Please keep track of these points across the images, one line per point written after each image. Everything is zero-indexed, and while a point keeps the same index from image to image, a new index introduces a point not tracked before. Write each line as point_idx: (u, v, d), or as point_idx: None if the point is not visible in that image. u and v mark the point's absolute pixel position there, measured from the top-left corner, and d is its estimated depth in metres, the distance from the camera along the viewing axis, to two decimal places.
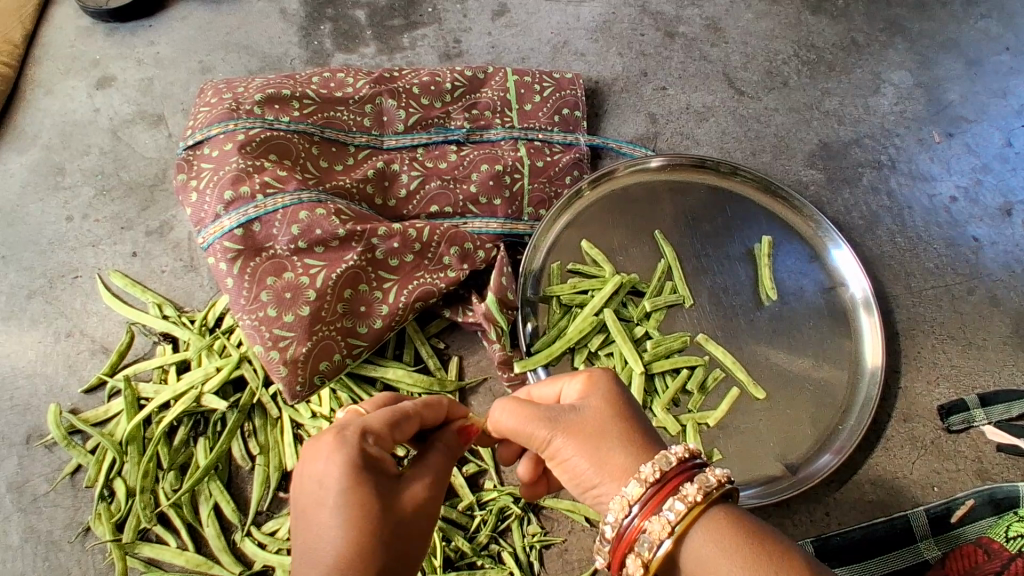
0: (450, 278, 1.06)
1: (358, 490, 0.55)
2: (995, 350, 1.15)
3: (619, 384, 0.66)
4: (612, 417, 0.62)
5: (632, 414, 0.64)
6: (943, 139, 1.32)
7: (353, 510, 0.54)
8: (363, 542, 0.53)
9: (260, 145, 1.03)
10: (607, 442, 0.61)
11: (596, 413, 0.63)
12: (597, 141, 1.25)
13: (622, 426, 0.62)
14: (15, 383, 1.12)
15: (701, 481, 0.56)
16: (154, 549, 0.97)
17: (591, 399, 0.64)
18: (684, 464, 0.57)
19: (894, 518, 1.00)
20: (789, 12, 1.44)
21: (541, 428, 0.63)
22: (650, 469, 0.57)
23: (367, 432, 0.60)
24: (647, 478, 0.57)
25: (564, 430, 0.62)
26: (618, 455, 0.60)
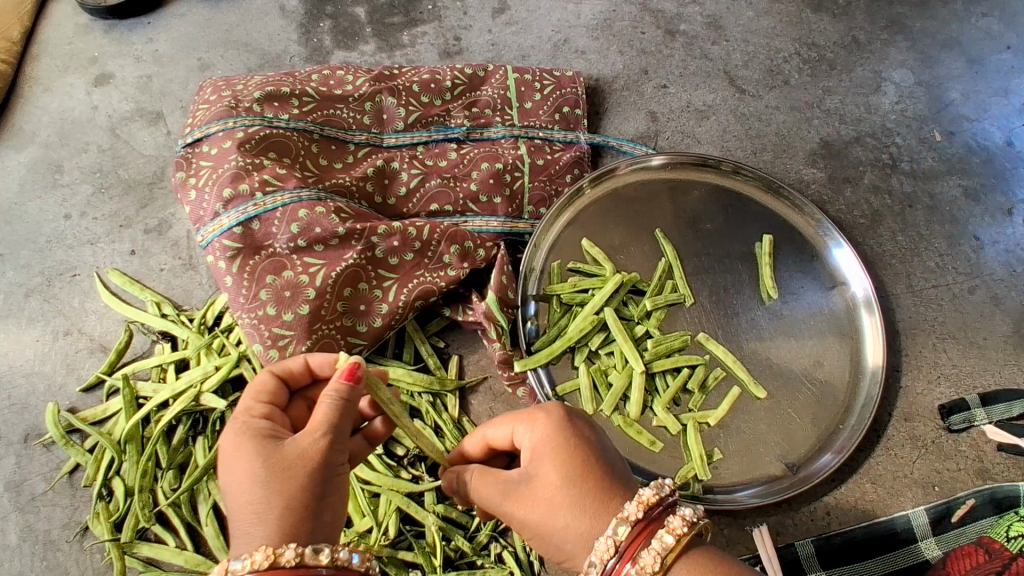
0: (450, 277, 1.05)
1: (239, 459, 0.61)
2: (996, 350, 1.15)
3: (566, 433, 0.66)
4: (566, 478, 0.63)
5: (581, 466, 0.64)
6: (945, 138, 1.32)
7: (237, 477, 0.60)
8: (252, 496, 0.59)
9: (260, 142, 1.03)
10: (562, 512, 0.62)
11: (549, 476, 0.63)
12: (598, 140, 1.24)
13: (578, 485, 0.62)
14: (13, 381, 1.11)
15: (679, 519, 0.59)
16: (152, 548, 0.97)
17: (543, 459, 0.65)
18: (662, 501, 0.60)
19: (895, 518, 1.00)
20: (790, 11, 1.44)
21: (504, 507, 0.66)
22: (633, 508, 0.59)
23: (244, 415, 0.66)
24: (632, 515, 0.59)
25: (523, 507, 0.64)
26: (572, 524, 0.61)
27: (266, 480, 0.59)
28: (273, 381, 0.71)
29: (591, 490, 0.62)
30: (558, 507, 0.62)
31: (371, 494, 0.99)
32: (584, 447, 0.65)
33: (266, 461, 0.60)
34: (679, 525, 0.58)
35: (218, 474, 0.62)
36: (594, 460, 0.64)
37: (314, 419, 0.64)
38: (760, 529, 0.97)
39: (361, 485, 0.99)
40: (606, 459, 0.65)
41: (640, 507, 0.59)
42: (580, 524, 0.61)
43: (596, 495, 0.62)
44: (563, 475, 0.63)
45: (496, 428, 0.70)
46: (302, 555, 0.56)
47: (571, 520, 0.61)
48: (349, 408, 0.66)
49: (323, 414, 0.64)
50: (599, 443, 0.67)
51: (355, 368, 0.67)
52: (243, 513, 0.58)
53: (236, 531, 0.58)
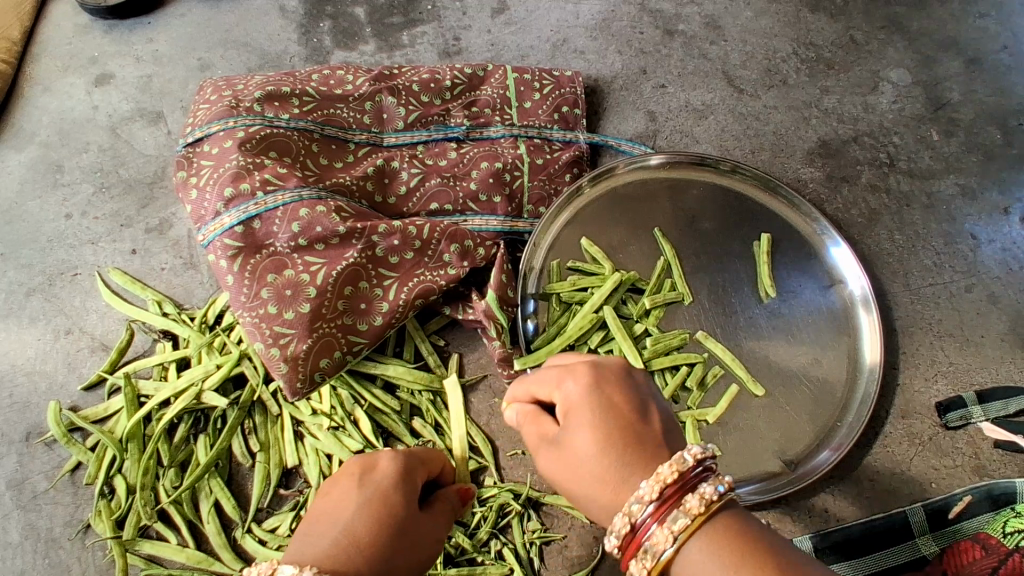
0: (450, 276, 1.06)
1: (373, 488, 0.69)
2: (993, 348, 1.16)
3: (602, 401, 0.63)
4: (602, 442, 0.60)
5: (614, 432, 0.61)
6: (942, 137, 1.33)
7: (360, 494, 0.67)
8: (359, 517, 0.64)
9: (260, 142, 1.03)
10: (594, 477, 0.60)
11: (587, 440, 0.61)
12: (597, 138, 1.25)
13: (611, 450, 0.60)
14: (15, 380, 1.12)
15: (698, 498, 0.54)
16: (154, 546, 0.97)
17: (580, 420, 0.62)
18: (681, 478, 0.56)
19: (894, 514, 1.01)
20: (788, 10, 1.45)
21: (544, 460, 0.65)
22: (648, 487, 0.56)
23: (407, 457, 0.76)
24: (645, 496, 0.56)
25: (557, 463, 0.63)
26: (597, 487, 0.60)
27: (375, 515, 0.65)
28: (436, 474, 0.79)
29: (621, 460, 0.59)
30: (589, 473, 0.61)
31: None
32: (620, 410, 0.63)
33: (392, 504, 0.67)
34: (695, 505, 0.54)
35: (348, 479, 0.70)
36: (629, 423, 0.62)
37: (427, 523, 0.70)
38: None
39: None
40: (644, 421, 0.63)
41: (654, 487, 0.56)
42: (606, 495, 0.59)
43: (623, 466, 0.59)
44: (597, 439, 0.61)
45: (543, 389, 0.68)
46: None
47: (600, 484, 0.60)
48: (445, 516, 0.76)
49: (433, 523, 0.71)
50: (640, 414, 0.63)
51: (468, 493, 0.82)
52: (337, 523, 0.63)
53: (326, 527, 0.63)
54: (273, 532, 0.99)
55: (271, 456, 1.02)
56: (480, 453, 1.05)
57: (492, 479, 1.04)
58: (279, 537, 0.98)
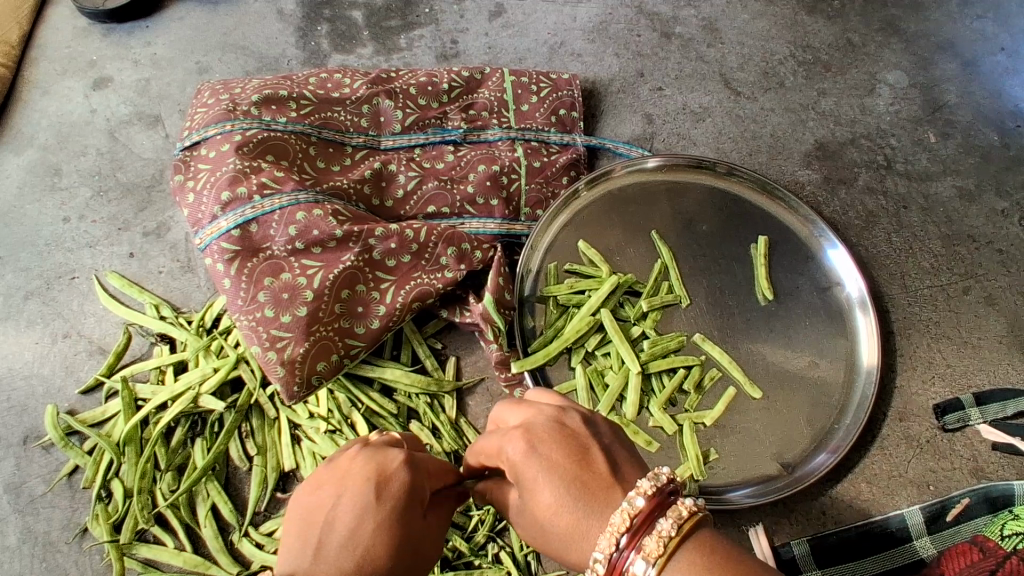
0: (447, 279, 1.06)
1: (387, 506, 0.56)
2: (990, 350, 1.16)
3: (541, 462, 0.59)
4: (559, 507, 0.57)
5: (560, 495, 0.57)
6: (939, 139, 1.33)
7: (375, 509, 0.55)
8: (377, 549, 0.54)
9: (257, 145, 1.03)
10: (560, 539, 0.57)
11: (542, 505, 0.58)
12: (594, 142, 1.25)
13: (569, 510, 0.57)
14: (13, 384, 1.12)
15: (656, 539, 0.53)
16: (151, 549, 0.97)
17: (528, 485, 0.59)
18: (637, 523, 0.54)
19: (891, 518, 1.01)
20: (785, 13, 1.45)
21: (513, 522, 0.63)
22: (605, 542, 0.54)
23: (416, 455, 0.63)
24: (605, 552, 0.54)
25: (522, 527, 0.61)
26: (563, 549, 0.57)
27: (393, 541, 0.55)
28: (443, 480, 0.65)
29: (574, 519, 0.56)
30: (555, 537, 0.58)
31: None
32: (571, 465, 0.58)
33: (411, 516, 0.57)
34: (654, 547, 0.52)
35: (361, 470, 0.58)
36: (581, 476, 0.58)
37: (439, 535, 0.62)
38: (756, 529, 1.01)
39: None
40: (598, 465, 0.59)
41: (610, 540, 0.54)
42: (571, 555, 0.57)
43: (576, 525, 0.56)
44: (554, 502, 0.57)
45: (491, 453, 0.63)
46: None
47: (566, 546, 0.57)
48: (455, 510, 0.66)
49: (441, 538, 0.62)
50: (585, 463, 0.59)
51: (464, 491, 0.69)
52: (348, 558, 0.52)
53: (336, 542, 0.53)
54: (270, 536, 0.99)
55: (268, 460, 1.02)
56: None
57: None
58: (276, 540, 0.98)
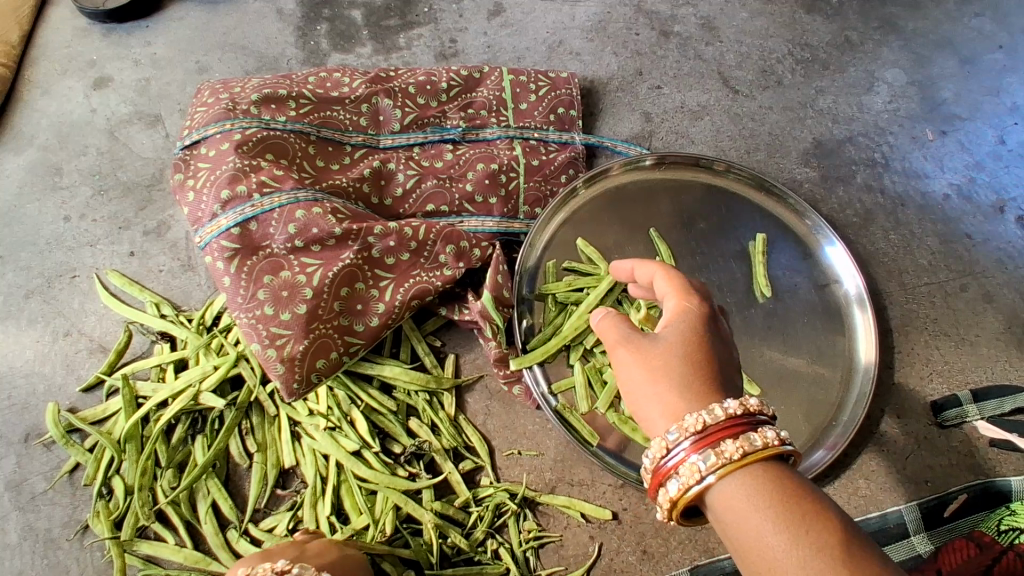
0: (446, 276, 1.06)
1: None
2: (987, 346, 1.16)
3: (707, 332, 0.66)
4: (682, 358, 0.64)
5: (704, 362, 0.64)
6: (937, 137, 1.33)
7: None
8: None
9: (257, 144, 1.04)
10: (667, 380, 0.63)
11: (679, 354, 0.64)
12: (592, 141, 1.25)
13: (688, 368, 0.63)
14: (13, 382, 1.12)
15: (720, 454, 0.57)
16: (151, 546, 0.98)
17: (677, 336, 0.66)
18: (708, 430, 0.58)
19: (888, 513, 1.03)
20: (783, 12, 1.45)
21: (624, 347, 0.67)
22: (658, 445, 0.60)
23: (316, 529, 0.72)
24: (658, 452, 0.60)
25: (639, 354, 0.65)
26: (671, 394, 0.62)
27: None
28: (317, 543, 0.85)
29: (700, 383, 0.63)
30: (661, 376, 0.63)
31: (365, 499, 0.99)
32: (710, 342, 0.66)
33: None
34: (695, 472, 0.57)
35: None
36: (708, 358, 0.65)
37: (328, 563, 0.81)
38: None
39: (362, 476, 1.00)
40: (722, 361, 0.66)
41: (661, 448, 0.60)
42: (680, 401, 0.62)
43: (702, 386, 0.62)
44: (682, 354, 0.64)
45: (654, 291, 0.71)
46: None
47: (668, 390, 0.62)
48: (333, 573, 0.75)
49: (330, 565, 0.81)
50: (724, 361, 0.66)
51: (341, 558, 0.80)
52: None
53: None
54: (270, 532, 0.99)
55: (268, 457, 1.02)
56: (476, 453, 1.06)
57: (488, 478, 1.04)
58: (277, 535, 0.98)
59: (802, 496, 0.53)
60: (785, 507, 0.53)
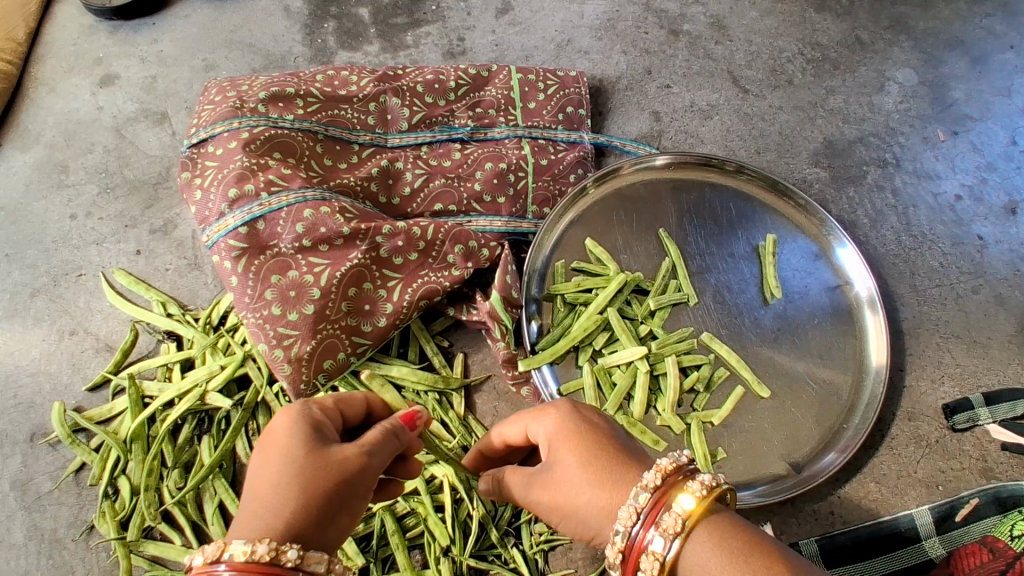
0: (454, 277, 1.05)
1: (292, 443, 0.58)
2: (999, 349, 1.15)
3: (577, 422, 0.64)
4: (574, 464, 0.61)
5: (595, 450, 0.61)
6: (948, 137, 1.32)
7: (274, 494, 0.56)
8: (279, 474, 0.56)
9: (265, 142, 1.03)
10: (580, 494, 0.60)
11: (567, 465, 0.61)
12: (601, 139, 1.24)
13: (590, 464, 0.60)
14: (19, 381, 1.12)
15: (663, 531, 0.53)
16: (158, 547, 0.97)
17: (556, 449, 0.62)
18: (644, 515, 0.55)
19: (899, 518, 1.00)
20: (793, 10, 1.44)
21: (530, 491, 0.64)
22: (611, 554, 0.57)
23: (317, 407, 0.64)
24: (613, 561, 0.57)
25: (544, 488, 0.63)
26: (591, 500, 0.59)
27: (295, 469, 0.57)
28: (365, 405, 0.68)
29: (604, 468, 0.60)
30: (574, 492, 0.60)
31: None
32: (589, 428, 0.63)
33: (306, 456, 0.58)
34: (651, 567, 0.54)
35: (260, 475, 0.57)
36: (596, 443, 0.62)
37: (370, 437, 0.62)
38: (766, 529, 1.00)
39: None
40: (611, 440, 0.63)
41: (614, 553, 0.56)
42: (602, 498, 0.58)
43: (610, 470, 0.59)
44: (572, 460, 0.61)
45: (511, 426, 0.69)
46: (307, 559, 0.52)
47: (587, 499, 0.59)
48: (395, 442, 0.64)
49: (378, 438, 0.62)
50: (611, 436, 0.63)
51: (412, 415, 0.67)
52: (259, 490, 0.56)
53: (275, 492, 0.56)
54: None
55: None
56: None
57: None
58: None
59: (751, 545, 0.51)
60: (739, 560, 0.50)
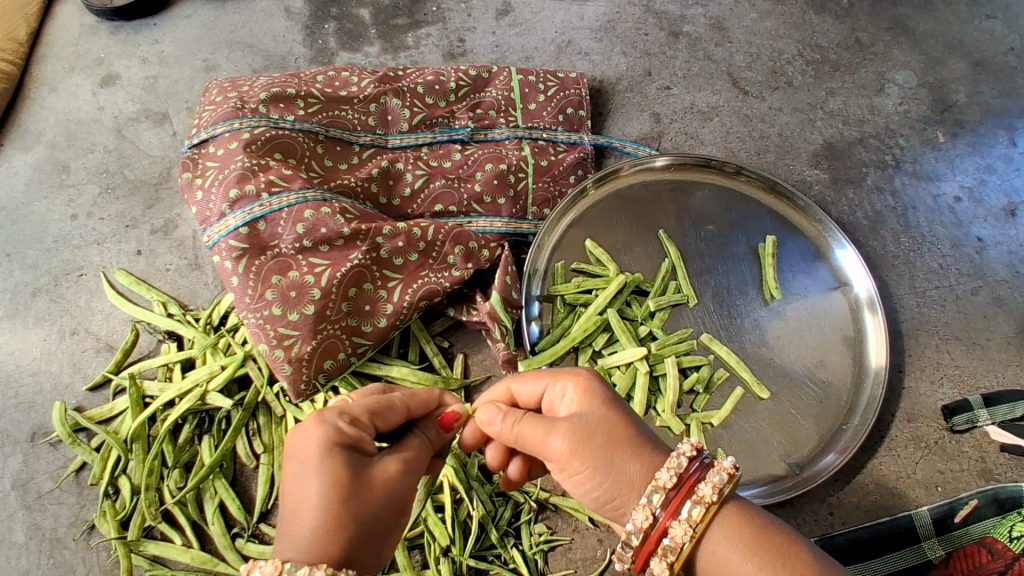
0: (454, 277, 1.06)
1: (326, 453, 0.60)
2: (998, 350, 1.15)
3: (610, 389, 0.66)
4: (611, 425, 0.62)
5: (628, 418, 0.64)
6: (948, 139, 1.32)
7: (306, 507, 0.57)
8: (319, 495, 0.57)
9: (266, 143, 1.03)
10: (616, 453, 0.61)
11: (603, 425, 0.62)
12: (602, 141, 1.25)
13: (624, 431, 0.62)
14: (21, 381, 1.12)
15: (701, 498, 0.58)
16: (159, 546, 0.97)
17: (588, 410, 0.63)
18: (680, 483, 0.58)
19: (898, 518, 1.00)
20: (793, 12, 1.44)
21: (550, 439, 0.62)
22: (641, 518, 0.58)
23: (347, 414, 0.64)
24: (641, 526, 0.58)
25: (572, 439, 0.61)
26: (629, 465, 0.61)
27: (332, 489, 0.58)
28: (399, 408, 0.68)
29: (637, 438, 0.62)
30: (611, 448, 0.61)
31: None
32: (620, 400, 0.66)
33: (338, 469, 0.59)
34: (682, 533, 0.57)
35: (292, 484, 0.59)
36: (628, 414, 0.64)
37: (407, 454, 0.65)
38: None
39: None
40: (637, 416, 0.66)
41: (645, 518, 0.58)
42: (638, 467, 0.61)
43: (643, 441, 0.62)
44: (609, 422, 0.62)
45: (527, 382, 0.69)
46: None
47: (622, 460, 0.61)
48: (427, 447, 0.68)
49: (410, 455, 0.66)
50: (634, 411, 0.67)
51: (455, 417, 0.71)
52: (295, 505, 0.57)
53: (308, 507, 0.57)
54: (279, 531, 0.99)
55: (276, 458, 1.02)
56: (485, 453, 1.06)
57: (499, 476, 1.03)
58: None
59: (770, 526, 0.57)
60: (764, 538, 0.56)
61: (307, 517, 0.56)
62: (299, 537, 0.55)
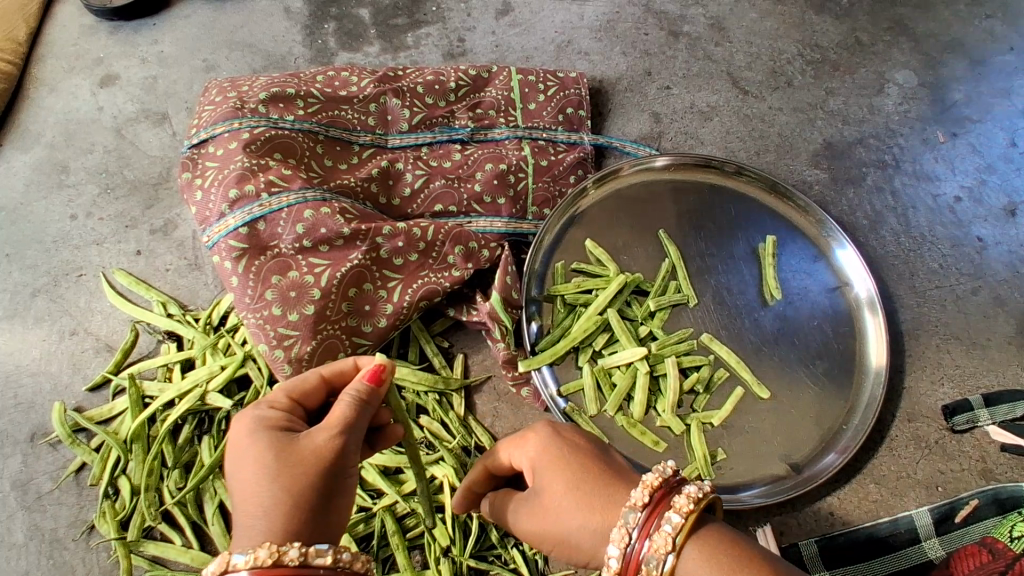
0: (454, 277, 1.06)
1: (252, 442, 0.60)
2: (998, 350, 1.15)
3: (562, 444, 0.64)
4: (562, 492, 0.61)
5: (581, 473, 0.61)
6: (948, 139, 1.32)
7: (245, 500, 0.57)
8: (251, 483, 0.57)
9: (266, 143, 1.03)
10: (570, 518, 0.60)
11: (555, 492, 0.61)
12: (602, 140, 1.25)
13: (579, 490, 0.60)
14: (20, 381, 1.12)
15: (677, 508, 0.55)
16: (158, 547, 0.97)
17: (542, 476, 0.63)
18: (655, 497, 0.56)
19: (900, 518, 1.01)
20: (793, 12, 1.44)
21: (523, 524, 0.64)
22: (619, 535, 0.55)
23: (265, 403, 0.64)
24: (620, 543, 0.55)
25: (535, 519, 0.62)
26: (586, 524, 0.59)
27: (259, 471, 0.58)
28: (316, 380, 0.68)
29: (593, 491, 0.60)
30: (565, 514, 0.60)
31: (371, 494, 0.99)
32: (574, 453, 0.63)
33: (264, 453, 0.59)
34: (662, 543, 0.53)
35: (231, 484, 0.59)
36: (582, 467, 0.62)
37: (336, 415, 0.61)
38: (764, 529, 1.00)
39: (376, 471, 0.99)
40: (597, 463, 0.63)
41: (623, 534, 0.55)
42: (593, 522, 0.58)
43: (600, 493, 0.60)
44: (561, 486, 0.61)
45: (496, 452, 0.70)
46: (307, 555, 0.53)
47: (579, 521, 0.59)
48: (369, 408, 0.64)
49: (344, 414, 0.61)
50: (594, 455, 0.63)
51: (379, 370, 0.65)
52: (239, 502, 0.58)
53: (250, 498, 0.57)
54: None
55: None
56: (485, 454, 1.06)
57: None
58: None
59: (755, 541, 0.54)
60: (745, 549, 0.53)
61: (250, 512, 0.56)
62: (244, 528, 0.55)
